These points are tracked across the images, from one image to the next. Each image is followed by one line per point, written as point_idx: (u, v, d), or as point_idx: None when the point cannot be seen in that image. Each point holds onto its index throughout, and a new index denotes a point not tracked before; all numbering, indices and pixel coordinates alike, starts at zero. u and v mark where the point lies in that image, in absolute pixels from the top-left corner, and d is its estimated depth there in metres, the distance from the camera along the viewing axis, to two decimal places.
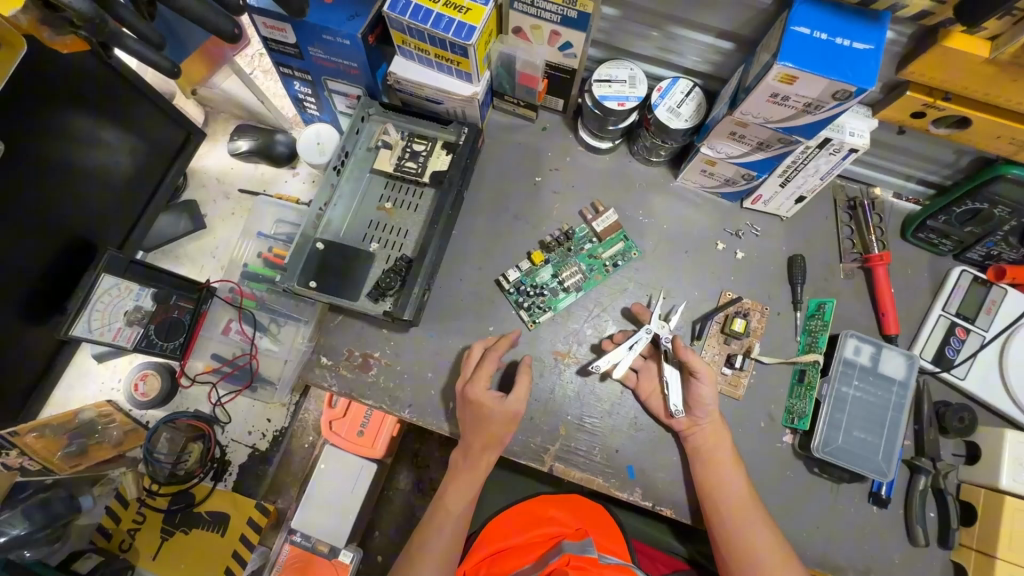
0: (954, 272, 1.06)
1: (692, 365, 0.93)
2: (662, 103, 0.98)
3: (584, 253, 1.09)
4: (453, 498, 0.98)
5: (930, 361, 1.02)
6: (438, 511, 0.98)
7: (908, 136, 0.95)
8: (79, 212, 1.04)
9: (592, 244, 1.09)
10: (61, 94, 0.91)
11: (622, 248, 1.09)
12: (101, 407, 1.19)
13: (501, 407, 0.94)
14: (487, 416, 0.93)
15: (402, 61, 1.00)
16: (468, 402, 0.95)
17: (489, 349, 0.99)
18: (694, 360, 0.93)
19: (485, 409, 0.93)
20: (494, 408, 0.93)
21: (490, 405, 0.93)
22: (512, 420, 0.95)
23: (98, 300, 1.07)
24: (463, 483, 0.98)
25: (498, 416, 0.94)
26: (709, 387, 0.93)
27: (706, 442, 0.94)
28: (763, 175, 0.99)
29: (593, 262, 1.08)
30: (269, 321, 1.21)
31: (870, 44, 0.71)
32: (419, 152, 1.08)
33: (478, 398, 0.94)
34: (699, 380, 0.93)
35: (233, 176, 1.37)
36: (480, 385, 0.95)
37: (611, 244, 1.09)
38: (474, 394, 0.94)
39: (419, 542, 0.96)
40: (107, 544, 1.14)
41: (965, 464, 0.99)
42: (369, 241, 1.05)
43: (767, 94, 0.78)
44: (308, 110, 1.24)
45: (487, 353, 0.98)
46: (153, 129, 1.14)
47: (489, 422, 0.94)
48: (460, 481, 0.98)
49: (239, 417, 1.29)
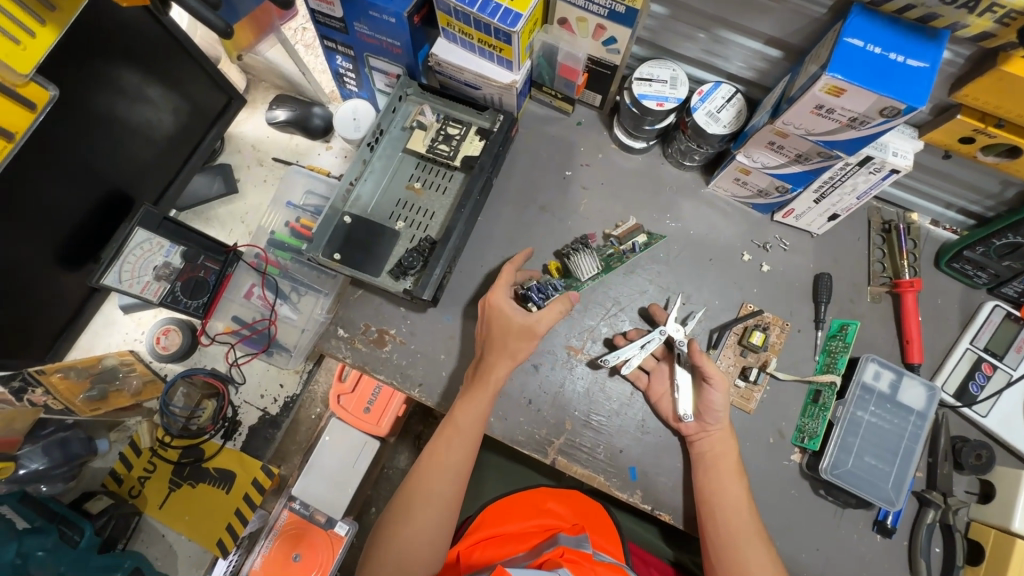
0: (986, 307, 1.03)
1: (708, 373, 0.93)
2: (701, 107, 0.97)
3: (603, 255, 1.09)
4: (464, 415, 0.94)
5: (951, 395, 1.00)
6: (425, 485, 0.94)
7: (954, 162, 0.92)
8: (120, 164, 1.07)
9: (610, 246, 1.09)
10: (115, 47, 0.94)
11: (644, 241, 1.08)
12: (123, 356, 1.20)
13: (518, 318, 0.95)
14: (504, 323, 0.95)
15: (444, 43, 1.01)
16: (490, 310, 0.98)
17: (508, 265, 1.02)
18: (709, 368, 0.93)
19: (501, 314, 0.96)
20: (511, 316, 0.95)
21: (504, 311, 0.96)
22: (529, 333, 0.96)
23: (132, 253, 1.10)
24: (480, 396, 0.95)
25: (516, 326, 0.95)
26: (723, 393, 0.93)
27: (718, 449, 0.93)
28: (798, 189, 0.97)
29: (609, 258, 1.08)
30: (290, 290, 1.24)
31: (925, 62, 0.69)
32: (453, 136, 1.08)
33: (498, 303, 0.97)
34: (712, 386, 0.93)
35: (268, 145, 1.39)
36: (498, 293, 0.98)
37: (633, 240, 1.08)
38: (496, 299, 0.97)
39: (432, 457, 0.95)
40: (118, 487, 1.20)
41: (978, 503, 0.96)
42: (396, 220, 1.06)
43: (811, 106, 0.77)
44: (347, 85, 1.25)
45: (508, 267, 1.01)
46: (196, 90, 1.16)
47: (507, 326, 0.95)
48: (475, 395, 0.95)
49: (253, 380, 1.29)
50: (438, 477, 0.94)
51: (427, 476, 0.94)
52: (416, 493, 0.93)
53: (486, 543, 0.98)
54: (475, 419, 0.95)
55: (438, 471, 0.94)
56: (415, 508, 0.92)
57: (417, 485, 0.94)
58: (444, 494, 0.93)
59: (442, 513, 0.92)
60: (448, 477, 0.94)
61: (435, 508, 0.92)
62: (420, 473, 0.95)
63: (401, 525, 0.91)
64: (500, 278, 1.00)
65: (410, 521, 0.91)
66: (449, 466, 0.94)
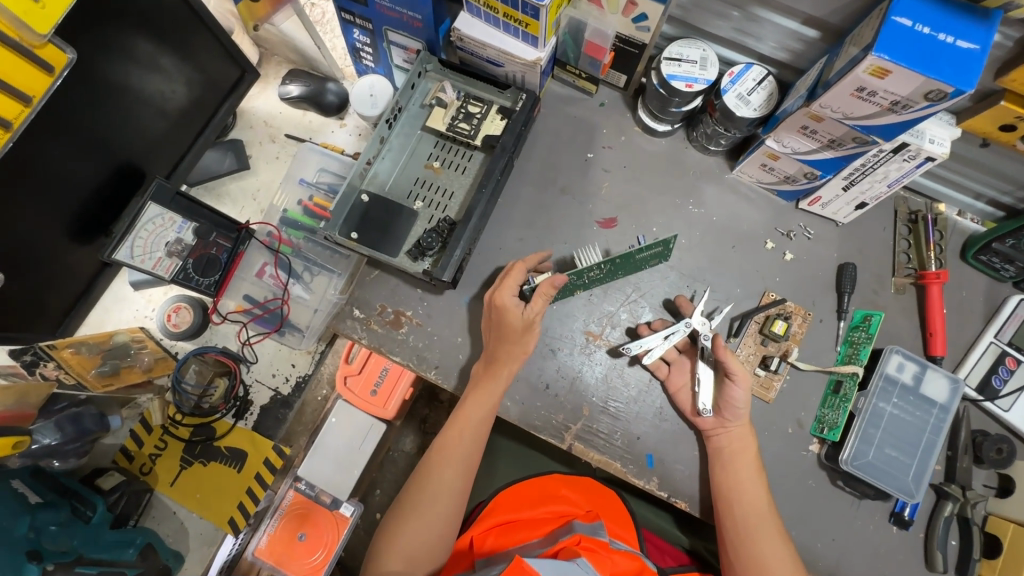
0: (1012, 301, 1.01)
1: (733, 369, 0.91)
2: (732, 89, 0.94)
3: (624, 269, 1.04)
4: (474, 409, 0.94)
5: (973, 389, 0.99)
6: (430, 481, 0.94)
7: (991, 151, 0.90)
8: (133, 136, 1.05)
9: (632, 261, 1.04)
10: (129, 13, 0.91)
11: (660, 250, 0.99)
12: (134, 332, 1.20)
13: (518, 315, 0.93)
14: (508, 324, 0.93)
15: (467, 17, 0.98)
16: (492, 308, 0.96)
17: (517, 266, 0.98)
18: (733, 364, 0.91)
19: (505, 315, 0.93)
20: (512, 316, 0.93)
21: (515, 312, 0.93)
22: (530, 328, 0.95)
23: (144, 228, 1.07)
24: (486, 393, 0.95)
25: (517, 324, 0.93)
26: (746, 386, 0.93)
27: (738, 442, 0.93)
28: (827, 176, 0.95)
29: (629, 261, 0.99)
30: (303, 269, 1.23)
31: (976, 44, 0.67)
32: (474, 114, 1.05)
33: (502, 303, 0.94)
34: (737, 383, 0.91)
35: (281, 121, 1.37)
36: (501, 290, 0.95)
37: (651, 248, 0.98)
38: (500, 299, 0.94)
39: (439, 453, 0.96)
40: (129, 464, 1.20)
41: (996, 497, 0.96)
42: (414, 199, 1.04)
43: (852, 88, 0.74)
44: (364, 60, 1.22)
45: (519, 264, 0.98)
46: (209, 61, 1.12)
47: (511, 330, 0.93)
48: (482, 386, 0.95)
49: (265, 359, 1.28)
50: (446, 472, 0.95)
51: (434, 472, 0.94)
52: (423, 491, 0.93)
53: (500, 530, 0.98)
54: (483, 414, 0.95)
55: (446, 465, 0.95)
56: (421, 506, 0.92)
57: (425, 482, 0.94)
58: (454, 489, 0.94)
59: (450, 509, 0.93)
60: (456, 473, 0.95)
61: (444, 504, 0.92)
62: (428, 469, 0.95)
63: (406, 523, 0.91)
64: (509, 275, 0.97)
65: (416, 517, 0.91)
66: (457, 462, 0.95)
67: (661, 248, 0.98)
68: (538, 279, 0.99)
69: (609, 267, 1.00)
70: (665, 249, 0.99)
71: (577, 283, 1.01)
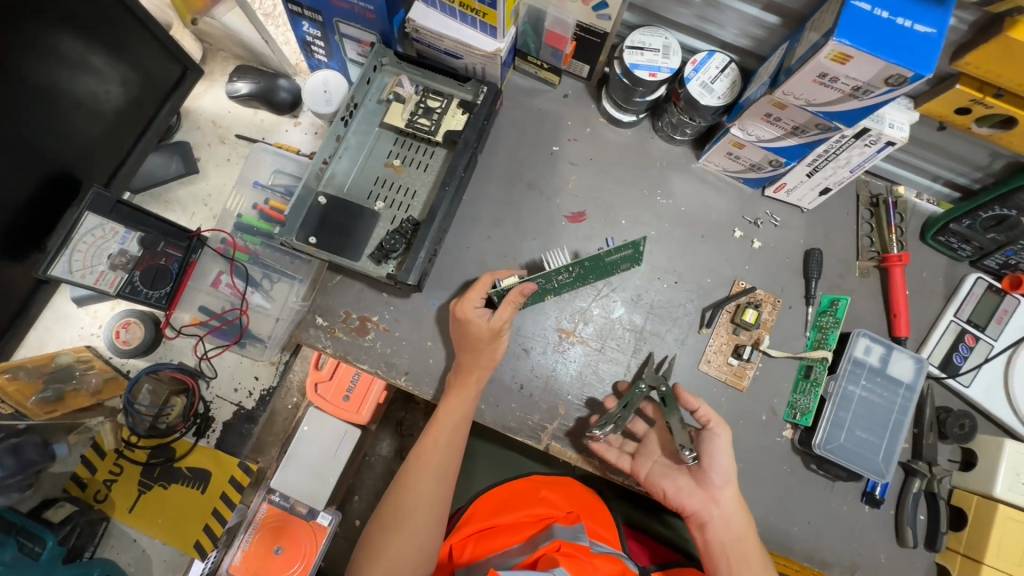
0: (969, 279, 1.04)
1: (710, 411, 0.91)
2: (695, 78, 0.93)
3: (590, 259, 0.96)
4: (446, 416, 0.92)
5: (937, 366, 1.01)
6: (407, 494, 0.91)
7: (948, 134, 0.91)
8: (65, 142, 0.97)
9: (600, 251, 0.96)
10: (50, 8, 0.84)
11: (631, 254, 0.97)
12: (80, 352, 1.13)
13: (484, 324, 0.91)
14: (474, 335, 0.91)
15: (422, 8, 0.94)
16: (456, 321, 0.93)
17: (487, 276, 0.95)
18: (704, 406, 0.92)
19: (471, 327, 0.91)
20: (479, 326, 0.91)
21: (480, 327, 0.91)
22: (499, 336, 0.92)
23: (83, 241, 1.00)
24: (460, 398, 0.92)
25: (484, 334, 0.91)
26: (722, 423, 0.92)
27: (735, 517, 0.89)
28: (791, 163, 0.95)
29: (599, 265, 0.98)
30: (261, 277, 1.17)
31: (933, 28, 0.67)
32: (434, 109, 1.01)
33: (466, 316, 0.91)
34: (721, 434, 0.90)
35: (230, 121, 1.29)
36: (465, 303, 0.92)
37: (620, 250, 0.96)
38: (462, 312, 0.92)
39: (416, 463, 0.93)
40: (81, 492, 1.12)
41: (960, 471, 0.99)
42: (375, 199, 0.99)
43: (814, 74, 0.73)
44: (315, 55, 1.16)
45: (485, 276, 0.95)
46: (147, 59, 1.05)
47: (478, 341, 0.91)
48: (456, 393, 0.92)
49: (226, 373, 1.22)
50: (426, 481, 0.92)
51: (412, 482, 0.92)
52: (402, 506, 0.90)
53: (479, 537, 0.97)
54: (457, 420, 0.92)
55: (424, 474, 0.92)
56: (404, 521, 0.89)
57: (404, 494, 0.91)
58: (434, 498, 0.91)
59: (431, 517, 0.90)
60: (434, 480, 0.92)
61: (424, 515, 0.89)
62: (406, 480, 0.92)
63: (390, 536, 0.88)
64: (474, 286, 0.94)
65: (401, 531, 0.88)
66: (432, 470, 0.93)
67: (631, 250, 0.96)
68: (504, 283, 0.95)
69: (580, 270, 0.98)
70: (635, 253, 0.98)
71: (546, 287, 0.98)
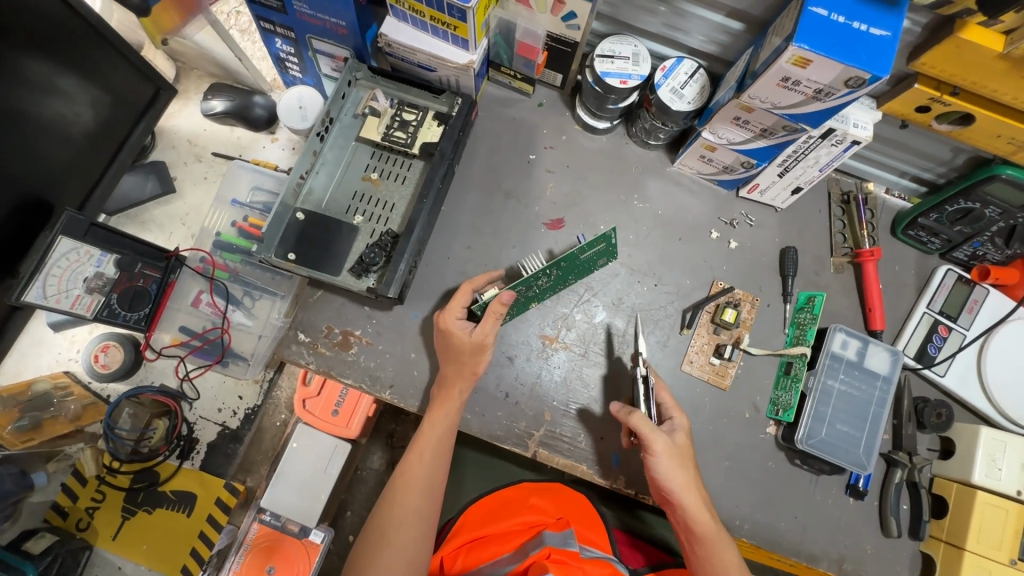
0: (940, 271, 1.06)
1: (638, 426, 0.85)
2: (665, 83, 0.94)
3: (565, 258, 0.93)
4: (432, 429, 0.92)
5: (912, 358, 1.03)
6: (394, 511, 0.90)
7: (910, 131, 0.94)
8: (34, 165, 0.96)
9: (574, 248, 0.93)
10: (14, 30, 0.83)
11: (604, 247, 0.96)
12: (57, 378, 1.12)
13: (466, 336, 0.90)
14: (456, 346, 0.91)
15: (393, 22, 0.94)
16: (439, 331, 0.94)
17: (468, 283, 0.96)
18: (641, 421, 0.86)
19: (454, 339, 0.91)
20: (461, 339, 0.90)
21: (462, 339, 0.90)
22: (482, 349, 0.92)
23: (57, 266, 0.97)
24: (443, 409, 0.92)
25: (467, 346, 0.90)
26: (661, 442, 0.84)
27: (689, 527, 0.86)
28: (762, 164, 0.97)
29: (574, 265, 0.97)
30: (242, 294, 1.16)
31: (888, 31, 0.69)
32: (409, 121, 1.01)
33: (448, 326, 0.92)
34: (650, 456, 0.85)
35: (206, 139, 1.29)
36: (447, 314, 0.93)
37: (592, 246, 0.94)
38: (444, 323, 0.92)
39: (401, 478, 0.93)
40: (63, 522, 1.10)
41: (939, 459, 1.01)
42: (353, 214, 0.99)
43: (778, 78, 0.75)
44: (289, 71, 1.16)
45: (465, 286, 0.95)
46: (117, 80, 1.04)
47: (461, 352, 0.90)
48: (442, 403, 0.92)
49: (208, 394, 1.21)
50: (413, 494, 0.91)
51: (400, 496, 0.91)
52: (389, 521, 0.89)
53: (470, 547, 0.97)
54: (442, 432, 0.92)
55: (411, 488, 0.92)
56: (393, 535, 0.88)
57: (392, 511, 0.90)
58: (422, 512, 0.91)
59: (421, 531, 0.90)
60: (422, 493, 0.92)
61: (412, 530, 0.89)
62: (392, 495, 0.92)
63: (382, 549, 0.87)
64: (456, 297, 0.94)
65: (391, 543, 0.87)
66: (418, 483, 0.92)
67: (603, 244, 0.95)
68: (485, 296, 0.95)
69: (558, 272, 0.97)
70: (609, 245, 0.97)
71: (528, 293, 0.97)
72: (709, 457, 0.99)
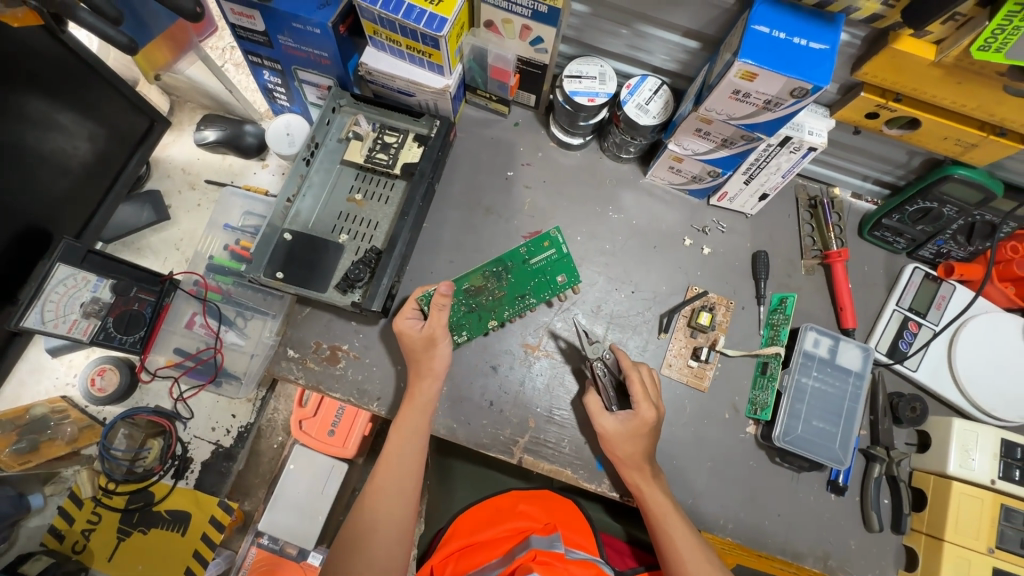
0: (907, 269, 1.10)
1: (590, 409, 0.96)
2: (631, 100, 0.99)
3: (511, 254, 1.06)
4: (401, 443, 0.94)
5: (884, 354, 1.05)
6: (379, 523, 0.92)
7: (864, 137, 0.99)
8: (32, 197, 1.01)
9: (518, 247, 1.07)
10: (16, 72, 0.89)
11: (555, 257, 1.07)
12: (55, 403, 1.16)
13: (415, 333, 0.95)
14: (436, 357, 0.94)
15: (373, 51, 1.00)
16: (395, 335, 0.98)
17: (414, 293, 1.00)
18: (591, 403, 0.96)
19: (403, 338, 0.95)
20: (411, 335, 0.94)
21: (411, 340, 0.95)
22: (433, 342, 0.95)
23: (54, 292, 1.00)
24: (418, 416, 0.95)
25: (417, 341, 0.94)
26: (607, 424, 0.93)
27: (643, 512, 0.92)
28: (727, 172, 1.01)
29: (525, 271, 1.06)
30: (235, 315, 1.18)
31: (826, 45, 0.74)
32: (391, 144, 1.07)
33: (398, 328, 0.95)
34: (602, 438, 0.94)
35: (200, 167, 1.34)
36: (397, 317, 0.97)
37: (540, 249, 1.07)
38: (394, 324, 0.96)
39: (373, 488, 0.95)
40: (59, 545, 1.11)
41: (917, 453, 1.03)
42: (339, 233, 1.03)
43: (729, 91, 0.80)
44: (278, 100, 1.22)
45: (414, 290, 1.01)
46: (112, 113, 1.10)
47: (413, 351, 0.95)
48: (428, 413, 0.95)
49: (203, 413, 1.24)
50: (392, 502, 0.94)
51: (379, 505, 0.93)
52: (365, 526, 0.91)
53: (459, 555, 0.98)
54: (417, 443, 0.95)
55: (393, 497, 0.94)
56: (373, 543, 0.90)
57: (361, 518, 0.93)
58: (397, 516, 0.93)
59: (395, 537, 0.91)
60: (405, 501, 0.94)
61: (390, 537, 0.91)
62: (369, 505, 0.94)
63: (354, 556, 0.89)
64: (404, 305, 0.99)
65: (365, 551, 0.89)
66: (393, 490, 0.94)
67: (551, 248, 1.07)
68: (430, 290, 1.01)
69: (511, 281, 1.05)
70: (563, 258, 1.07)
71: (482, 300, 1.04)
72: (691, 459, 1.01)
